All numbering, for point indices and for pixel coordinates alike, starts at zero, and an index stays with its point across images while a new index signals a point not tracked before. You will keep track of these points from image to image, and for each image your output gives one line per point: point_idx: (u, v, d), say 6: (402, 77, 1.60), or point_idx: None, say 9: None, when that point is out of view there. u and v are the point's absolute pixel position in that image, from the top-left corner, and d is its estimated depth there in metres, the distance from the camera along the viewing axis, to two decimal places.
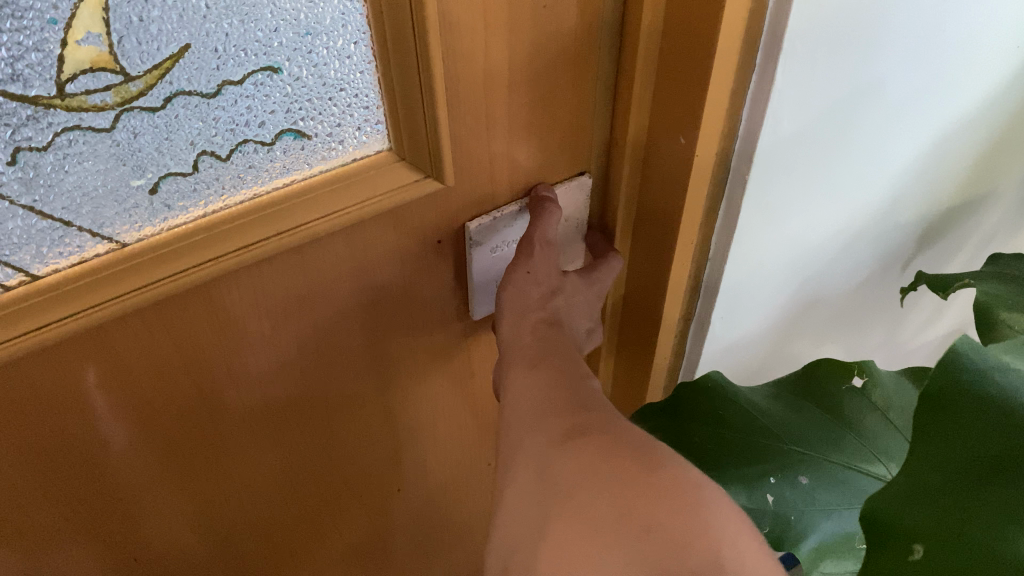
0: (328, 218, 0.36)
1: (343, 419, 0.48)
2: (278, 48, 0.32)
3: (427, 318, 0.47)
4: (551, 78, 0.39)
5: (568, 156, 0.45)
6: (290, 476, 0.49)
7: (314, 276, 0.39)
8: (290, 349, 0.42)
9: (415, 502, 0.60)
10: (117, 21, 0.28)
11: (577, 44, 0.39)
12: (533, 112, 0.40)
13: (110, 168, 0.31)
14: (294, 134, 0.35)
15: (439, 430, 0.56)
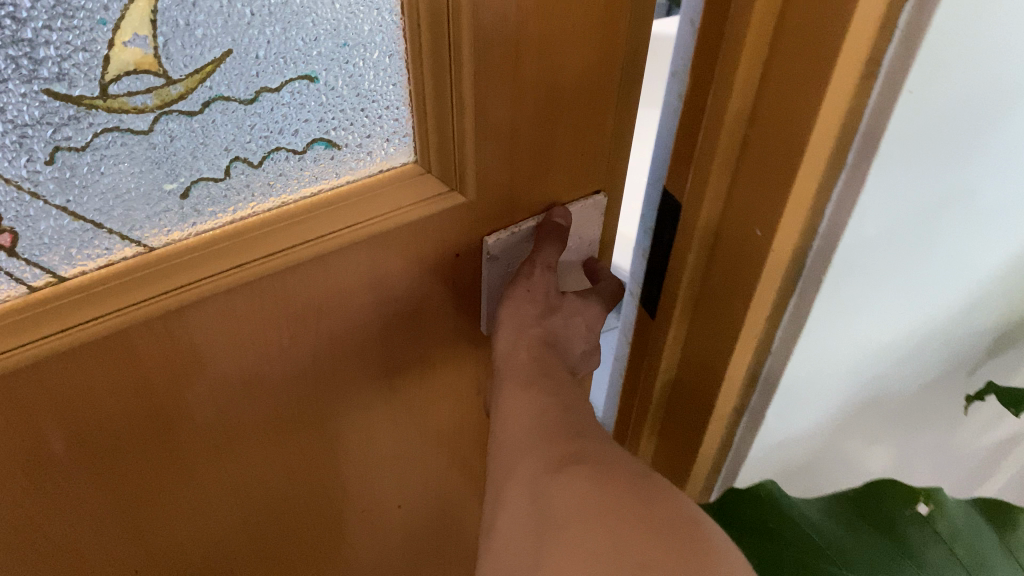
0: (350, 230, 0.37)
1: (355, 425, 0.48)
2: (317, 58, 0.32)
3: (441, 328, 0.47)
4: (576, 97, 0.40)
5: (587, 176, 0.45)
6: (297, 484, 0.49)
7: (335, 285, 0.39)
8: (306, 357, 0.42)
9: (416, 516, 0.60)
10: (164, 24, 0.28)
11: (604, 65, 0.39)
12: (556, 131, 0.41)
13: (146, 170, 0.31)
14: (325, 143, 0.35)
15: (446, 440, 0.55)
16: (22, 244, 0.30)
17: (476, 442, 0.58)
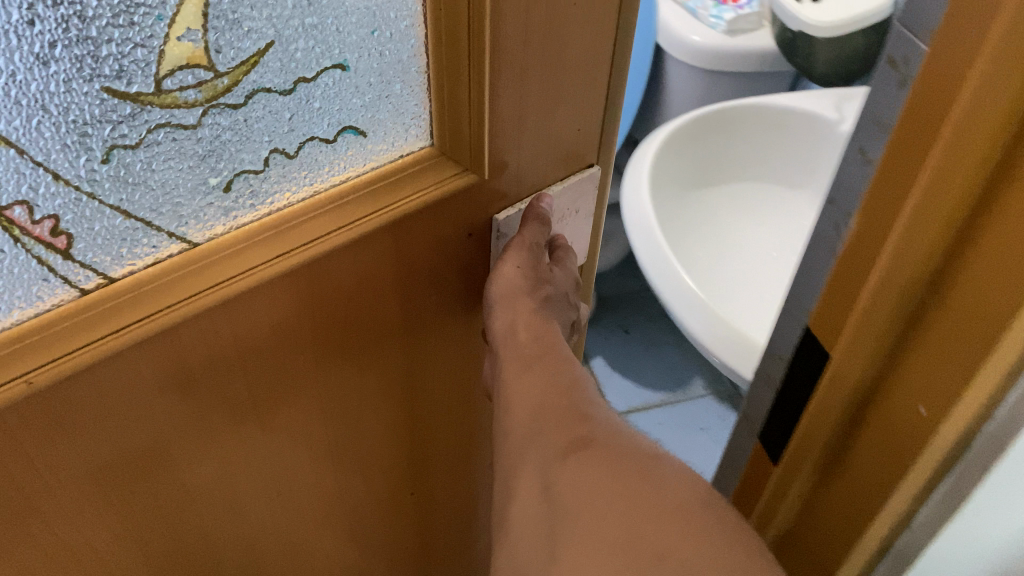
0: (378, 214, 0.38)
1: (374, 405, 0.49)
2: (347, 46, 0.34)
3: (450, 307, 0.48)
4: (573, 72, 0.41)
5: (580, 151, 0.47)
6: (320, 466, 0.50)
7: (361, 268, 0.40)
8: (333, 339, 0.43)
9: (427, 495, 0.61)
10: (215, 17, 0.29)
11: (599, 42, 0.41)
12: (556, 109, 0.42)
13: (193, 165, 0.32)
14: (353, 132, 0.37)
15: (455, 413, 0.57)
16: (77, 246, 0.31)
17: (480, 414, 0.60)
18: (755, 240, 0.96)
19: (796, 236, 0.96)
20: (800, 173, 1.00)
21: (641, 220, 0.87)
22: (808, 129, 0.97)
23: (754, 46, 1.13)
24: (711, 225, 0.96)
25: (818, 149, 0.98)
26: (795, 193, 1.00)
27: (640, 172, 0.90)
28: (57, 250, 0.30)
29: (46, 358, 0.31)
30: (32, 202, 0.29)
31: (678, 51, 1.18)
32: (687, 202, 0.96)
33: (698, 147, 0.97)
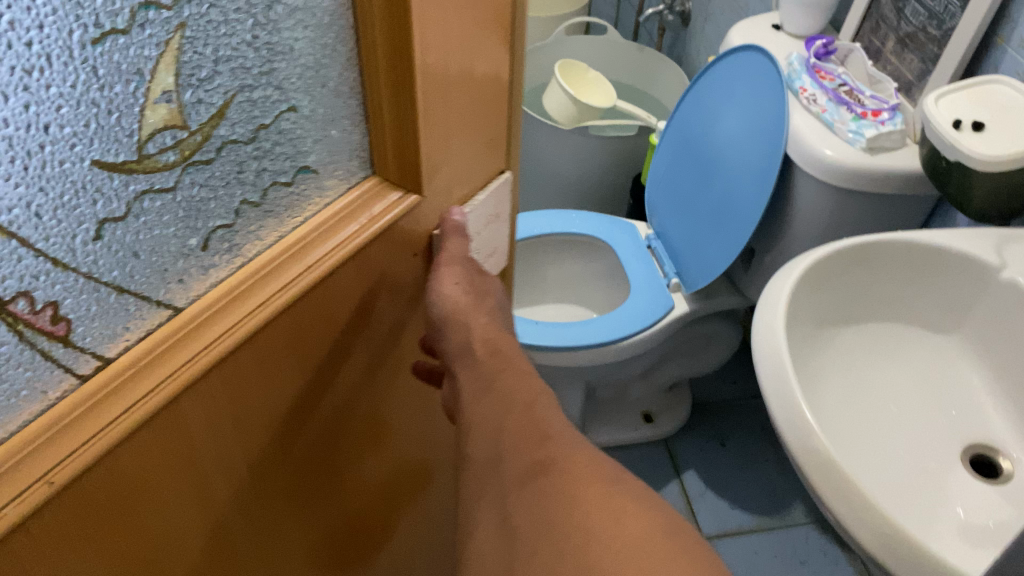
0: (342, 247, 0.44)
1: (336, 411, 0.55)
2: (295, 92, 0.41)
3: (395, 317, 0.56)
4: (486, 101, 0.51)
5: (488, 155, 0.56)
6: (292, 477, 0.55)
7: (331, 301, 0.46)
8: (306, 365, 0.48)
9: (372, 482, 0.69)
10: (184, 75, 0.35)
11: (503, 71, 0.51)
12: (472, 125, 0.51)
13: (177, 228, 0.38)
14: (307, 171, 0.45)
15: (396, 402, 0.64)
16: (76, 331, 0.35)
17: (415, 396, 0.68)
18: (883, 385, 0.87)
19: (950, 402, 0.85)
20: (993, 362, 0.83)
21: (771, 368, 0.76)
22: (960, 271, 0.84)
23: (893, 166, 0.97)
24: (849, 368, 0.88)
25: (973, 301, 0.85)
26: (938, 338, 0.90)
27: (773, 315, 0.80)
28: (58, 336, 0.34)
29: (61, 458, 0.33)
30: (33, 292, 0.32)
31: (807, 164, 1.02)
32: (818, 341, 0.87)
33: (845, 272, 0.88)
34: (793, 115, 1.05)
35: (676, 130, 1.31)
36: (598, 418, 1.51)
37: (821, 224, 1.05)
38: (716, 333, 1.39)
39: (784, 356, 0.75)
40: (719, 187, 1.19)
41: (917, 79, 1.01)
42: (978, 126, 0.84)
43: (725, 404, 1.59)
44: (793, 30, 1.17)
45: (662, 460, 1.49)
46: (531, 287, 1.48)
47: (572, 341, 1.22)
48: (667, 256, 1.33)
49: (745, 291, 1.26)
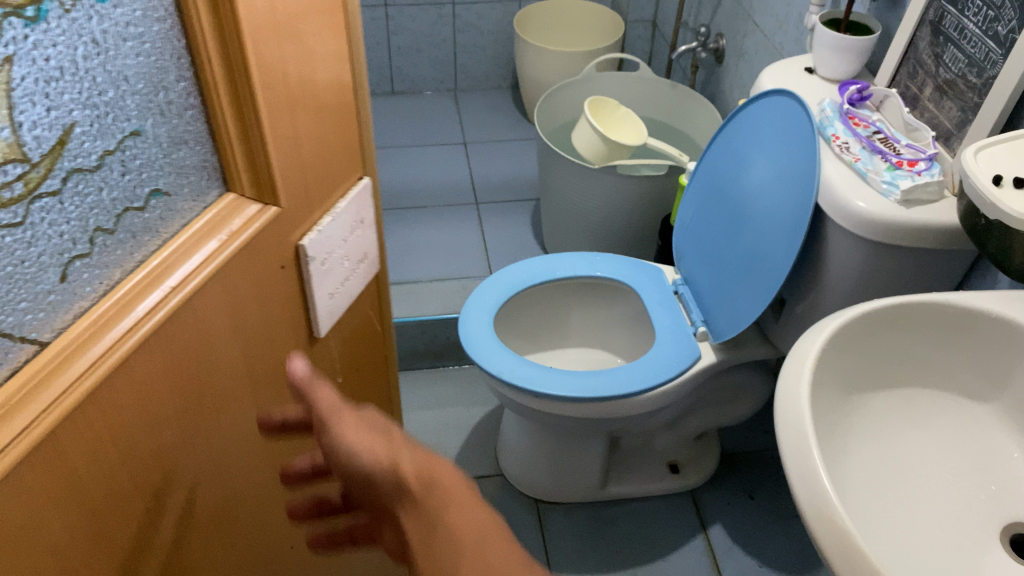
0: (207, 263, 0.47)
1: (232, 423, 0.56)
2: (137, 114, 0.42)
3: (261, 327, 0.56)
4: (311, 99, 0.53)
5: (320, 143, 0.56)
6: (207, 494, 0.56)
7: (198, 317, 0.48)
8: (185, 380, 0.49)
9: (288, 496, 0.69)
10: (22, 108, 0.35)
11: (325, 63, 0.53)
12: (301, 122, 0.52)
13: (26, 267, 0.38)
14: (160, 194, 0.45)
15: (288, 415, 0.65)
16: None
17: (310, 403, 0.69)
18: (914, 456, 0.81)
19: (991, 477, 0.77)
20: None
21: (795, 441, 0.69)
22: (999, 336, 0.78)
23: (930, 218, 0.91)
24: (878, 437, 0.81)
25: (1013, 368, 0.78)
26: (974, 408, 0.82)
27: (797, 381, 0.73)
28: None
29: None
30: None
31: (838, 215, 0.96)
32: (845, 409, 0.81)
33: (876, 336, 0.82)
34: (824, 163, 1.00)
35: (707, 176, 1.28)
36: (620, 468, 1.45)
37: (854, 279, 0.99)
38: (746, 382, 1.33)
39: (807, 426, 0.69)
40: (749, 235, 1.15)
41: (956, 127, 0.95)
42: (1017, 181, 0.79)
43: (755, 455, 1.52)
44: (826, 72, 1.12)
45: (687, 513, 1.43)
46: (552, 331, 1.45)
47: (593, 392, 1.17)
48: (695, 304, 1.28)
49: (775, 342, 1.20)
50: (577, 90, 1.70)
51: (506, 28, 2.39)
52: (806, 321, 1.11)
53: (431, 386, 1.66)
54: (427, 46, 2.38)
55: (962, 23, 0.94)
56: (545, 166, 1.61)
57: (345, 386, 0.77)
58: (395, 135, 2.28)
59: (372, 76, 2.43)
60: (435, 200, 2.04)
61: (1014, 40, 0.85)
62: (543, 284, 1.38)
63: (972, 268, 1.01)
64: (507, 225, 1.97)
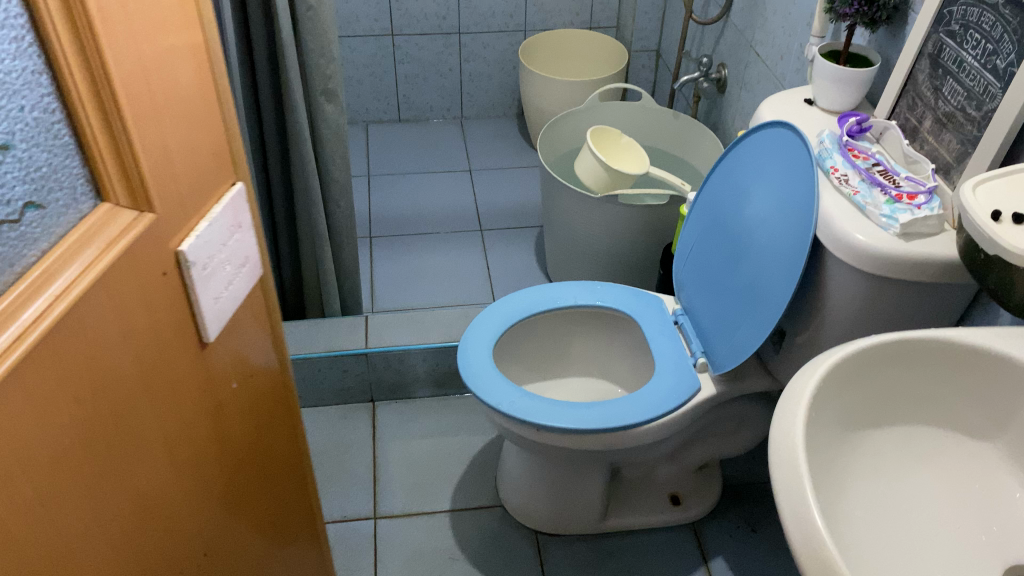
0: (88, 271, 0.46)
1: (138, 437, 0.55)
2: (6, 128, 0.41)
3: (156, 337, 0.55)
4: (173, 100, 0.52)
5: (185, 143, 0.54)
6: (119, 513, 0.54)
7: (87, 325, 0.47)
8: (84, 389, 0.47)
9: (205, 515, 0.67)
10: None
11: (182, 62, 0.52)
12: (167, 123, 0.51)
13: None
14: (35, 207, 0.44)
15: (195, 430, 0.63)
16: None
17: (217, 417, 0.67)
18: (915, 497, 0.79)
19: (993, 518, 0.75)
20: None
21: (791, 480, 0.68)
22: (1001, 375, 0.77)
23: (930, 252, 0.89)
24: (878, 477, 0.80)
25: (1015, 407, 0.76)
26: (978, 447, 0.80)
27: (792, 421, 0.72)
28: None
29: None
30: None
31: (837, 248, 0.95)
32: (844, 447, 0.80)
33: (874, 373, 0.80)
34: (823, 195, 0.99)
35: (707, 207, 1.28)
36: (620, 499, 1.44)
37: (853, 312, 0.98)
38: (748, 413, 1.32)
39: (803, 467, 0.68)
40: (749, 266, 1.14)
41: (956, 160, 0.94)
42: (1018, 217, 0.76)
43: (759, 487, 1.50)
44: (826, 104, 1.12)
45: (689, 546, 1.41)
46: (553, 360, 1.44)
47: (590, 423, 1.16)
48: (695, 334, 1.28)
49: (776, 374, 1.19)
50: (582, 119, 1.71)
51: (512, 57, 2.40)
52: (807, 353, 1.09)
53: (432, 414, 1.65)
54: (433, 74, 2.41)
55: (961, 57, 0.94)
56: (548, 195, 1.61)
57: (250, 398, 0.74)
58: (401, 161, 2.29)
59: (379, 104, 2.45)
60: (439, 227, 2.05)
61: (1014, 74, 0.85)
62: (545, 312, 1.37)
63: (974, 302, 1.00)
64: (510, 253, 1.97)
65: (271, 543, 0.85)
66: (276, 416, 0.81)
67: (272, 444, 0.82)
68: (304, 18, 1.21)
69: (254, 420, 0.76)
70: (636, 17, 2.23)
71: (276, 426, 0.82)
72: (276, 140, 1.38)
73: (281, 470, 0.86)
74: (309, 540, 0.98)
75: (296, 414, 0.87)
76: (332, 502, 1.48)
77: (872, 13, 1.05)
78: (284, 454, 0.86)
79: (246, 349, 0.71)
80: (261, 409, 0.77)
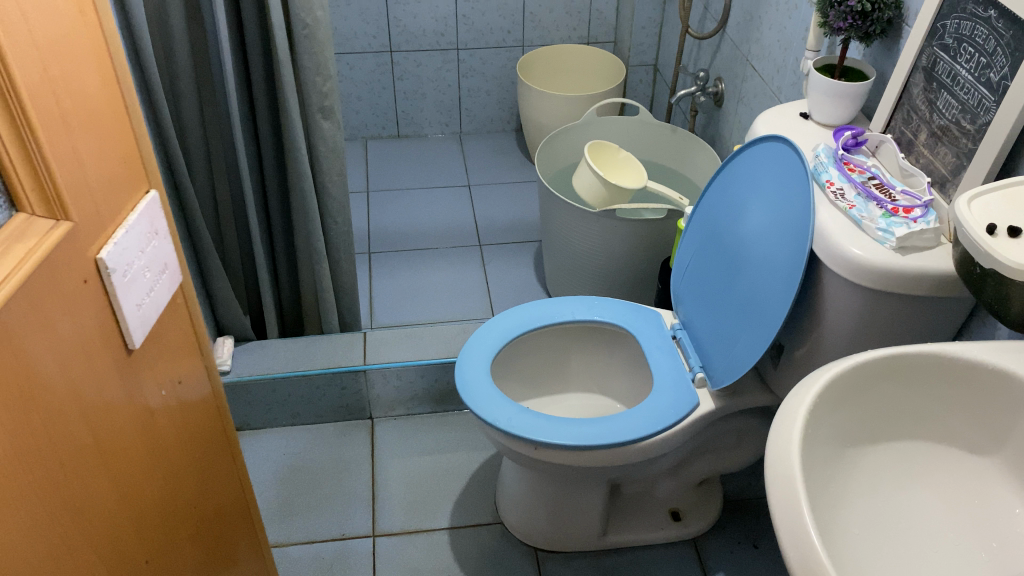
0: (13, 277, 0.50)
1: (71, 438, 0.58)
2: None
3: (83, 342, 0.60)
4: (90, 119, 0.59)
5: (103, 159, 0.61)
6: (59, 511, 0.57)
7: (14, 327, 0.51)
8: (18, 388, 0.52)
9: (144, 517, 0.71)
10: None
11: (94, 88, 0.59)
12: (82, 142, 0.58)
13: None
14: None
15: (127, 435, 0.67)
16: None
17: (148, 422, 0.71)
18: (914, 513, 0.78)
19: (991, 534, 0.75)
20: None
21: (787, 497, 0.67)
22: (996, 389, 0.76)
23: (927, 266, 0.89)
24: (875, 493, 0.79)
25: (1012, 421, 0.76)
26: (976, 462, 0.79)
27: (789, 437, 0.71)
28: None
29: None
30: None
31: (834, 262, 0.95)
32: (840, 464, 0.79)
33: (871, 388, 0.80)
34: (819, 209, 0.99)
35: (703, 223, 1.28)
36: (619, 515, 1.43)
37: (851, 326, 0.98)
38: (747, 428, 1.31)
39: (799, 484, 0.67)
40: (746, 282, 1.14)
41: (952, 173, 0.94)
42: (1014, 231, 0.75)
43: (759, 502, 1.49)
44: (822, 117, 1.12)
45: (689, 562, 1.40)
46: (551, 376, 1.44)
47: (586, 439, 1.16)
48: (693, 349, 1.27)
49: (774, 389, 1.19)
50: (579, 134, 1.71)
51: (509, 73, 2.41)
52: (805, 368, 1.09)
53: (430, 431, 1.64)
54: (432, 91, 2.41)
55: (954, 70, 0.94)
56: (546, 210, 1.61)
57: (178, 403, 0.78)
58: (400, 177, 2.30)
59: (378, 120, 2.45)
60: (438, 243, 2.05)
61: (1007, 87, 0.85)
62: (543, 328, 1.37)
63: (973, 315, 0.99)
64: (509, 268, 1.97)
65: (215, 548, 0.89)
66: (206, 421, 0.86)
67: (207, 449, 0.86)
68: (301, 36, 1.22)
69: (186, 424, 0.80)
70: (633, 31, 2.24)
71: (208, 431, 0.86)
72: (273, 158, 1.38)
73: (220, 475, 0.90)
74: (252, 547, 1.02)
75: (227, 419, 0.91)
76: (330, 520, 1.47)
77: (866, 27, 1.05)
78: (221, 459, 0.90)
79: (167, 355, 0.75)
80: (191, 414, 0.81)
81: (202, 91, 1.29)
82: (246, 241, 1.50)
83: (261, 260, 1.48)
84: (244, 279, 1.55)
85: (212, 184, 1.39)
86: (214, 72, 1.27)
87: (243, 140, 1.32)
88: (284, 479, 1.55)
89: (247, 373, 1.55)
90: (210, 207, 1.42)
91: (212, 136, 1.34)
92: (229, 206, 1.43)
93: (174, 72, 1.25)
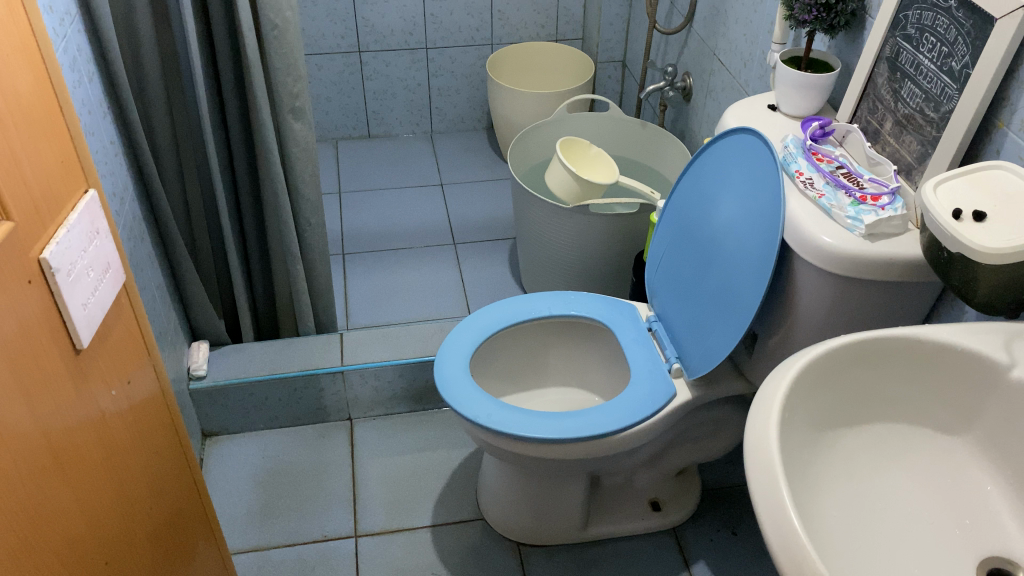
0: None
1: (24, 436, 0.58)
2: None
3: (35, 340, 0.61)
4: (24, 121, 0.60)
5: (38, 160, 0.62)
6: (21, 506, 0.57)
7: None
8: None
9: (102, 517, 0.71)
10: None
11: (25, 90, 0.60)
12: (14, 141, 0.59)
13: None
14: None
15: (79, 433, 0.67)
16: None
17: (99, 422, 0.71)
18: (892, 493, 0.80)
19: (964, 511, 0.77)
20: (1009, 465, 0.75)
21: (765, 480, 0.68)
22: (965, 370, 0.78)
23: (896, 252, 0.91)
24: (852, 476, 0.81)
25: (982, 401, 0.78)
26: (950, 441, 0.81)
27: (766, 425, 0.72)
28: None
29: None
30: None
31: (804, 250, 0.96)
32: (817, 448, 0.81)
33: (846, 373, 0.81)
34: (790, 199, 1.01)
35: (675, 217, 1.29)
36: (600, 508, 1.44)
37: (823, 313, 0.99)
38: (725, 416, 1.33)
39: (778, 469, 0.68)
40: (720, 271, 1.15)
41: (917, 161, 0.96)
42: (979, 216, 0.77)
43: (738, 491, 1.51)
44: (789, 109, 1.14)
45: (670, 552, 1.42)
46: (527, 372, 1.45)
47: (566, 433, 1.16)
48: (668, 341, 1.29)
49: (749, 376, 1.21)
50: (550, 132, 1.72)
51: (479, 71, 2.42)
52: (778, 355, 1.10)
53: (410, 430, 1.64)
54: (401, 90, 2.41)
55: (918, 60, 0.96)
56: (520, 207, 1.62)
57: (128, 403, 0.79)
58: (373, 178, 2.29)
59: (348, 121, 2.44)
60: (412, 242, 2.05)
61: (969, 76, 0.87)
62: (519, 324, 1.38)
63: (942, 299, 1.02)
64: (485, 266, 1.97)
65: (176, 550, 0.89)
66: (156, 420, 0.86)
67: (161, 449, 0.86)
68: (270, 37, 1.21)
69: (137, 424, 0.80)
70: (601, 28, 2.25)
71: (159, 430, 0.86)
72: (244, 159, 1.38)
73: (175, 473, 0.90)
74: (210, 544, 1.02)
75: (177, 417, 0.92)
76: (312, 521, 1.47)
77: (830, 20, 1.07)
78: (174, 457, 0.90)
79: (115, 355, 0.76)
80: (141, 412, 0.82)
81: (170, 95, 1.28)
82: (219, 246, 1.49)
83: (235, 265, 1.47)
84: (217, 283, 1.54)
85: (183, 187, 1.38)
86: (184, 75, 1.26)
87: (213, 143, 1.31)
88: (263, 482, 1.54)
89: (224, 378, 1.54)
90: (182, 212, 1.40)
91: (183, 140, 1.33)
92: (201, 211, 1.42)
93: (141, 77, 1.24)
